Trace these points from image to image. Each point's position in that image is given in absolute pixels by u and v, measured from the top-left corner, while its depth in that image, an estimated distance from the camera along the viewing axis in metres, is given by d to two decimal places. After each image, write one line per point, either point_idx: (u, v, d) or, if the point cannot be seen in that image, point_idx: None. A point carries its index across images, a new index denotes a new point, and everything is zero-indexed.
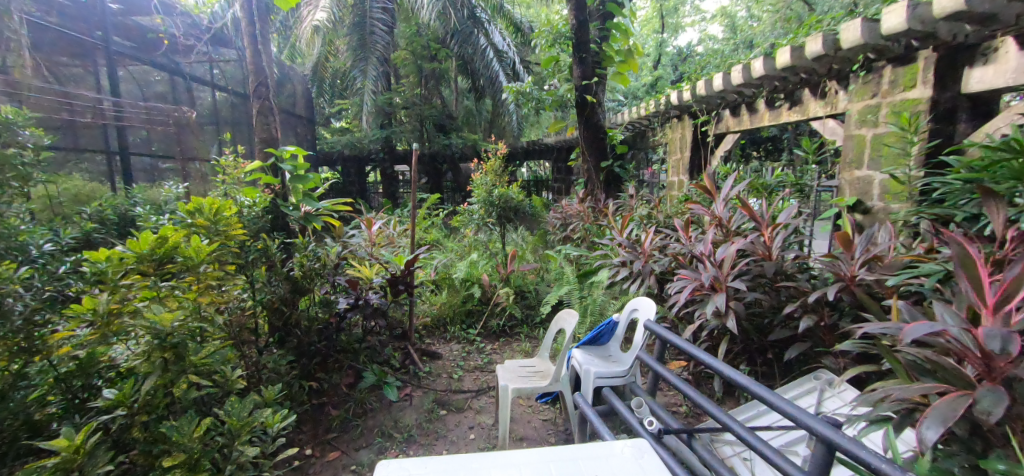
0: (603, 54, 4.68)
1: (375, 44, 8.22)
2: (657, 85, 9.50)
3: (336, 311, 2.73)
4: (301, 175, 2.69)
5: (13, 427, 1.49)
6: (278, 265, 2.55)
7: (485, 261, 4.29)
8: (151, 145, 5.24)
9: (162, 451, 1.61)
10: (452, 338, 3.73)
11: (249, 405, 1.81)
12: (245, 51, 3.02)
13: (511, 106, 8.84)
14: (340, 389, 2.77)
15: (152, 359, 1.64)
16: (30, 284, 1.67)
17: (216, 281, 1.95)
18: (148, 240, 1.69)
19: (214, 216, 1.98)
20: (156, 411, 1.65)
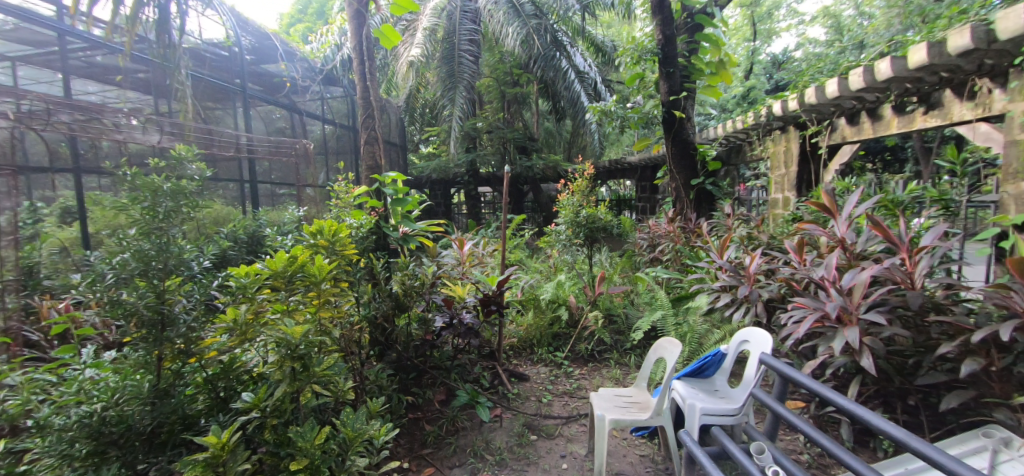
0: (692, 68, 4.49)
1: (462, 73, 8.57)
2: (750, 96, 8.90)
3: (432, 330, 2.88)
4: (401, 198, 2.93)
5: (172, 422, 1.77)
6: (382, 282, 2.76)
7: (571, 282, 4.24)
8: (272, 174, 5.95)
9: (286, 457, 1.76)
10: (539, 360, 3.71)
11: (361, 416, 1.92)
12: (358, 88, 3.35)
13: (593, 126, 8.77)
14: (433, 405, 2.89)
15: (283, 369, 1.81)
16: (190, 293, 1.85)
17: (334, 297, 2.13)
18: (281, 259, 1.90)
19: (332, 237, 2.19)
20: (285, 417, 1.82)
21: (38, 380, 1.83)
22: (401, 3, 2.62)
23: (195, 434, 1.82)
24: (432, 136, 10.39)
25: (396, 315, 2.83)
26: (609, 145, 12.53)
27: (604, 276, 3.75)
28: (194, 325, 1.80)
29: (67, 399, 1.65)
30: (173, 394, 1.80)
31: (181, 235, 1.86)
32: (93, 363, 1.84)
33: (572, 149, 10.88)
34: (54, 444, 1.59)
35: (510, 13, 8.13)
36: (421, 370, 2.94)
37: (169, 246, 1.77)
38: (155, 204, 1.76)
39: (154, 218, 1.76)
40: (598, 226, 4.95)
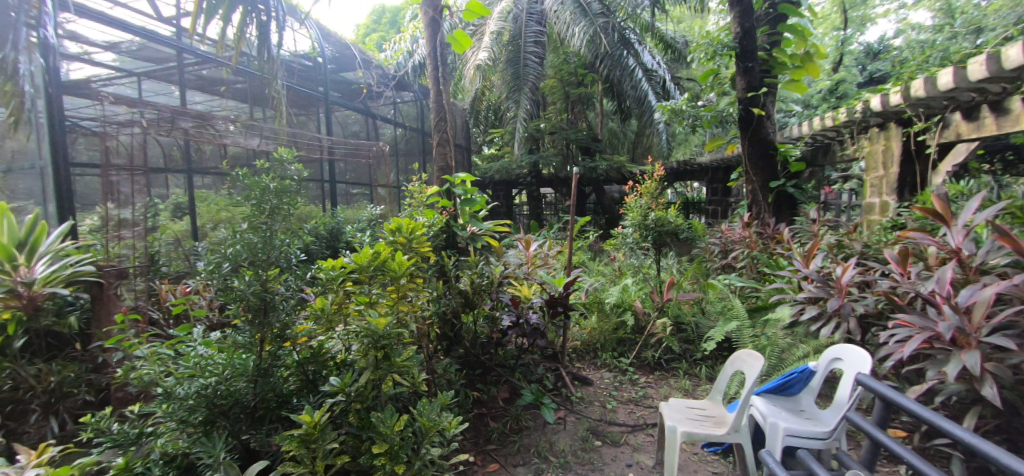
0: (773, 61, 4.20)
1: (528, 75, 8.59)
2: (839, 91, 8.15)
3: (499, 328, 2.92)
4: (471, 198, 3.04)
5: (270, 398, 2.01)
6: (452, 280, 2.84)
7: (636, 287, 4.12)
8: (346, 174, 6.30)
9: (369, 440, 1.88)
10: (603, 365, 3.64)
11: (436, 407, 1.99)
12: (431, 92, 3.47)
13: (661, 126, 8.44)
14: (498, 403, 2.91)
15: (368, 356, 1.94)
16: (288, 282, 2.06)
17: (413, 291, 2.24)
18: (367, 254, 2.02)
19: (410, 234, 2.31)
20: (368, 403, 1.94)
21: (160, 352, 2.10)
22: (471, 9, 2.65)
23: (288, 411, 2.03)
24: (495, 137, 10.47)
25: (465, 312, 2.90)
26: (677, 146, 12.06)
27: (673, 281, 3.61)
28: (292, 311, 2.03)
29: (186, 372, 1.89)
30: (274, 373, 2.04)
31: (282, 230, 2.06)
32: (202, 339, 2.07)
33: (639, 150, 10.55)
34: (177, 410, 1.84)
35: (577, 12, 8.04)
36: (487, 367, 2.99)
37: (272, 240, 1.98)
38: (263, 201, 1.97)
39: (261, 213, 1.97)
40: (667, 229, 4.74)
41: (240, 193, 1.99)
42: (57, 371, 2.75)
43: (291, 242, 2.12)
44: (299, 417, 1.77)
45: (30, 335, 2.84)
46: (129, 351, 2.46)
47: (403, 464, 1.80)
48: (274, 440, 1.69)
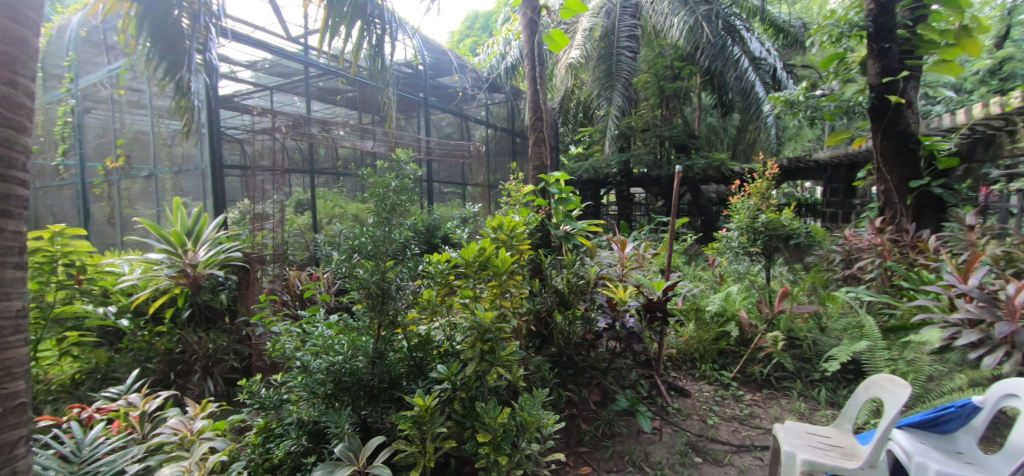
0: (918, 41, 3.61)
1: (621, 71, 8.12)
2: (1001, 72, 6.84)
3: (594, 330, 2.85)
4: (565, 198, 3.05)
5: (384, 380, 2.20)
6: (549, 278, 2.89)
7: (742, 296, 3.82)
8: (440, 173, 6.58)
9: (473, 429, 1.96)
10: (701, 377, 3.39)
11: (537, 403, 2.02)
12: (528, 92, 3.51)
13: (771, 119, 7.72)
14: (589, 405, 2.85)
15: (475, 348, 2.04)
16: (402, 273, 2.28)
17: (512, 288, 2.37)
18: (474, 250, 2.25)
19: (512, 232, 2.45)
20: (472, 392, 2.04)
21: (293, 329, 2.40)
22: (570, 6, 2.62)
23: (399, 394, 2.21)
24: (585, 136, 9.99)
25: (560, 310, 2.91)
26: (787, 141, 10.91)
27: (786, 291, 3.28)
28: (407, 302, 2.25)
29: (316, 349, 2.13)
30: (388, 356, 2.23)
31: (399, 224, 2.32)
32: (327, 320, 2.34)
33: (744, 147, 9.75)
34: (309, 382, 2.07)
35: (676, 2, 7.59)
36: (581, 369, 2.96)
37: (393, 233, 2.25)
38: (387, 199, 2.25)
39: (385, 210, 2.26)
40: (783, 232, 4.15)
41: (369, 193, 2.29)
42: (212, 342, 3.21)
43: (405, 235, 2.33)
44: (412, 400, 1.90)
45: (193, 309, 3.39)
46: (268, 328, 2.81)
47: (504, 455, 1.84)
48: (391, 418, 1.84)
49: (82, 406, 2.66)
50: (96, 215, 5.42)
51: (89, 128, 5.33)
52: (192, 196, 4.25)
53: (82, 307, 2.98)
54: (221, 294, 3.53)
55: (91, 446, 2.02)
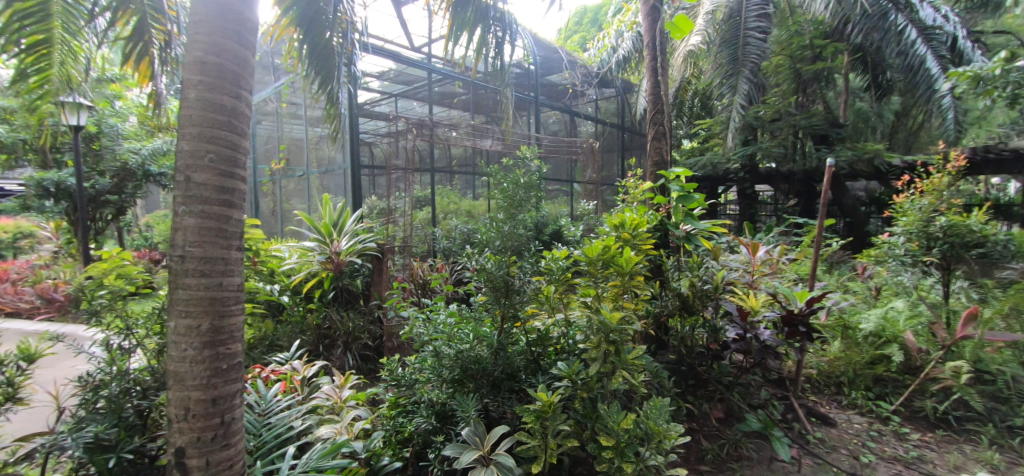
0: None
1: (748, 55, 6.89)
2: None
3: (721, 340, 2.66)
4: (687, 195, 2.85)
5: (508, 372, 2.30)
6: (670, 281, 2.76)
7: (907, 314, 3.14)
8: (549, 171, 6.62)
9: (594, 431, 1.95)
10: (850, 405, 2.94)
11: (664, 412, 1.92)
12: (647, 83, 3.31)
13: (948, 101, 6.35)
14: (711, 421, 2.64)
15: (599, 349, 2.02)
16: (524, 269, 2.37)
17: (636, 288, 2.30)
18: (598, 248, 2.19)
19: (633, 230, 2.39)
20: (593, 393, 2.03)
21: (419, 315, 2.61)
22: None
23: (520, 386, 2.29)
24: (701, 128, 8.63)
25: (681, 316, 2.77)
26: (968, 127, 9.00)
27: (975, 311, 2.71)
28: (529, 298, 2.34)
29: (447, 337, 2.30)
30: (509, 348, 2.33)
31: (522, 221, 2.43)
32: (449, 309, 2.54)
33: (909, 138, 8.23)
34: (440, 367, 2.25)
35: None
36: (704, 380, 2.78)
37: (518, 229, 2.37)
38: (515, 195, 2.40)
39: (513, 204, 2.40)
40: (971, 240, 3.32)
41: (501, 191, 2.45)
42: (351, 321, 3.63)
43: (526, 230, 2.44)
44: (536, 395, 1.95)
45: (336, 291, 3.86)
46: (398, 312, 3.07)
47: (628, 463, 1.80)
48: (517, 410, 1.90)
49: (259, 366, 3.17)
50: (264, 208, 6.42)
51: (261, 136, 6.34)
52: (336, 193, 4.98)
53: (255, 284, 3.53)
54: (358, 279, 3.93)
55: (269, 401, 2.41)
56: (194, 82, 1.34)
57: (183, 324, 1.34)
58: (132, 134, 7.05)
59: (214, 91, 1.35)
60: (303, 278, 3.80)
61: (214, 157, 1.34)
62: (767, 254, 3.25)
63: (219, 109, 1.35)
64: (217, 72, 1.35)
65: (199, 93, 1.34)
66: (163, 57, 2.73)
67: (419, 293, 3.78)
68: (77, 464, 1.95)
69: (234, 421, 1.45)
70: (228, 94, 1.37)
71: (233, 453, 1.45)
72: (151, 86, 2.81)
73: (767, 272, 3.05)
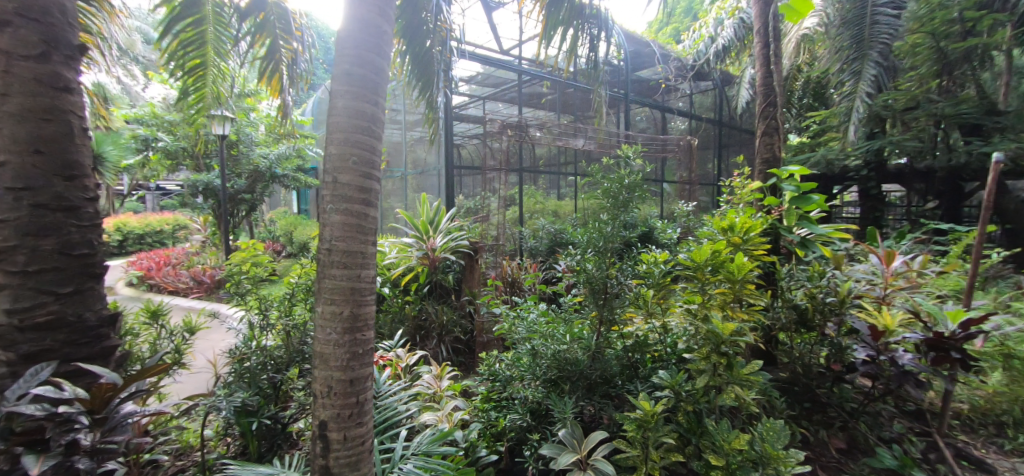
0: None
1: (879, 35, 6.13)
2: None
3: (847, 362, 2.36)
4: (804, 196, 2.58)
5: (606, 377, 2.25)
6: (785, 292, 2.53)
7: None
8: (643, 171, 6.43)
9: (699, 447, 1.85)
10: (1015, 451, 2.45)
11: (783, 435, 1.76)
12: (758, 73, 3.01)
13: None
14: (829, 451, 2.35)
15: (709, 360, 1.92)
16: (624, 271, 2.32)
17: (748, 296, 2.15)
18: (707, 251, 2.06)
19: (744, 234, 2.22)
20: (698, 407, 1.92)
21: (511, 313, 2.67)
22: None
23: (617, 391, 2.24)
24: (813, 122, 7.68)
25: (796, 331, 2.51)
26: None
27: None
28: (628, 302, 2.33)
29: (545, 337, 2.31)
30: (605, 352, 2.29)
31: (623, 222, 2.37)
32: (541, 309, 2.57)
33: None
34: (537, 365, 2.27)
35: None
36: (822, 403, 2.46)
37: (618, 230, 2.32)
38: (619, 194, 2.35)
39: (617, 205, 2.35)
40: None
41: (603, 191, 2.41)
42: (445, 314, 3.83)
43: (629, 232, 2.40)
44: (637, 403, 1.89)
45: (431, 285, 4.09)
46: (491, 308, 3.15)
47: None
48: (618, 417, 1.84)
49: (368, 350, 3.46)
50: None
51: None
52: (433, 193, 5.30)
53: None
54: (449, 274, 4.11)
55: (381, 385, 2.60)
56: (341, 92, 1.48)
57: (329, 310, 1.46)
58: (262, 142, 8.04)
59: (358, 99, 1.48)
60: (402, 273, 4.06)
61: (357, 160, 1.48)
62: (902, 264, 2.82)
63: (362, 116, 1.49)
64: (362, 82, 1.49)
65: (346, 101, 1.48)
66: (290, 72, 3.16)
67: (507, 290, 3.87)
68: (227, 423, 2.27)
69: (366, 402, 1.55)
70: (370, 102, 1.50)
71: (365, 431, 1.55)
72: (280, 100, 3.25)
73: (903, 285, 2.63)
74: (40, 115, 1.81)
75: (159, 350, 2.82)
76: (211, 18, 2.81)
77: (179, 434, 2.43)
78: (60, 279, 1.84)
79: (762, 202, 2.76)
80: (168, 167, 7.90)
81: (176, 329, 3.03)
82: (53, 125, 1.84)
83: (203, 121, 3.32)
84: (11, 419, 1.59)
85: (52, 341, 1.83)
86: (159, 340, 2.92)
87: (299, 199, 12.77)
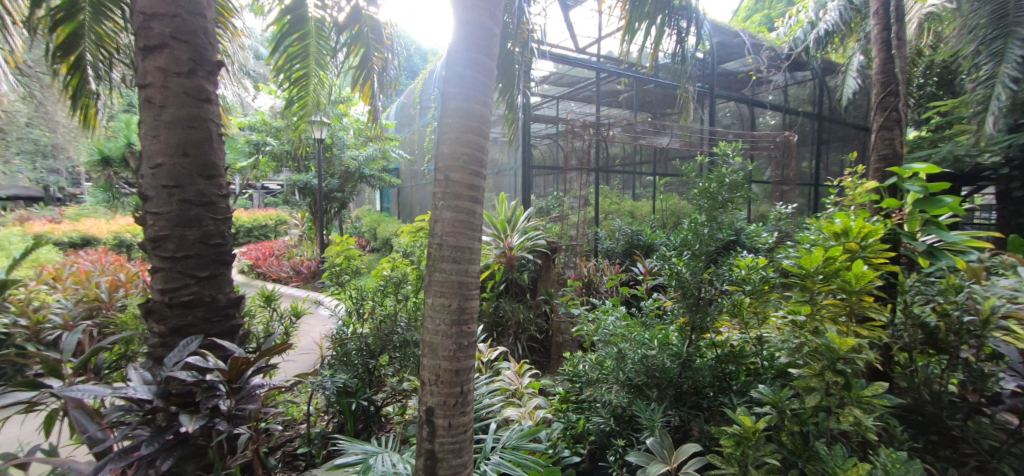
0: None
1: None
2: None
3: (989, 392, 2.03)
4: (932, 198, 2.24)
5: (699, 387, 2.15)
6: (909, 307, 2.23)
7: None
8: None
9: (805, 471, 1.70)
10: None
11: (910, 467, 1.56)
12: (875, 60, 2.69)
13: None
14: None
15: (823, 377, 1.75)
16: (721, 275, 2.18)
17: (868, 310, 1.92)
18: (821, 257, 1.87)
19: (863, 240, 2.00)
20: (806, 427, 1.77)
21: (589, 316, 2.65)
22: None
23: (708, 403, 2.12)
24: (938, 112, 6.69)
25: (922, 352, 2.20)
26: None
27: None
28: (723, 309, 2.21)
29: (634, 341, 2.25)
30: (696, 361, 2.18)
31: (723, 225, 2.24)
32: (621, 312, 2.52)
33: None
34: (622, 370, 2.21)
35: None
36: (953, 438, 2.07)
37: (716, 233, 2.19)
38: (717, 194, 2.22)
39: (715, 205, 2.22)
40: None
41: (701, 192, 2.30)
42: (521, 312, 3.87)
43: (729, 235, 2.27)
44: (736, 417, 1.77)
45: (507, 283, 4.16)
46: (569, 308, 3.15)
47: None
48: (713, 431, 1.74)
49: None
50: None
51: None
52: (511, 192, 5.38)
53: None
54: (525, 273, 4.18)
55: None
56: (454, 94, 1.54)
57: (438, 302, 1.54)
58: (353, 144, 8.66)
59: (469, 101, 1.54)
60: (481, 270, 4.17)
61: (467, 159, 1.54)
62: None
63: (473, 116, 1.54)
64: (473, 84, 1.54)
65: (458, 102, 1.54)
66: (381, 79, 3.37)
67: (584, 292, 3.85)
68: (328, 402, 2.47)
69: (470, 393, 1.60)
70: (481, 103, 1.55)
71: (468, 420, 1.60)
72: (370, 106, 3.50)
73: None
74: (186, 123, 2.10)
75: (271, 331, 3.15)
76: (313, 33, 3.09)
77: (287, 408, 2.69)
78: (200, 265, 2.12)
79: (877, 205, 2.46)
80: (272, 168, 8.75)
81: (284, 313, 3.36)
82: (197, 131, 2.12)
83: (304, 128, 3.67)
84: (169, 382, 1.87)
85: (193, 318, 2.11)
86: (270, 323, 3.26)
87: (381, 197, 13.60)
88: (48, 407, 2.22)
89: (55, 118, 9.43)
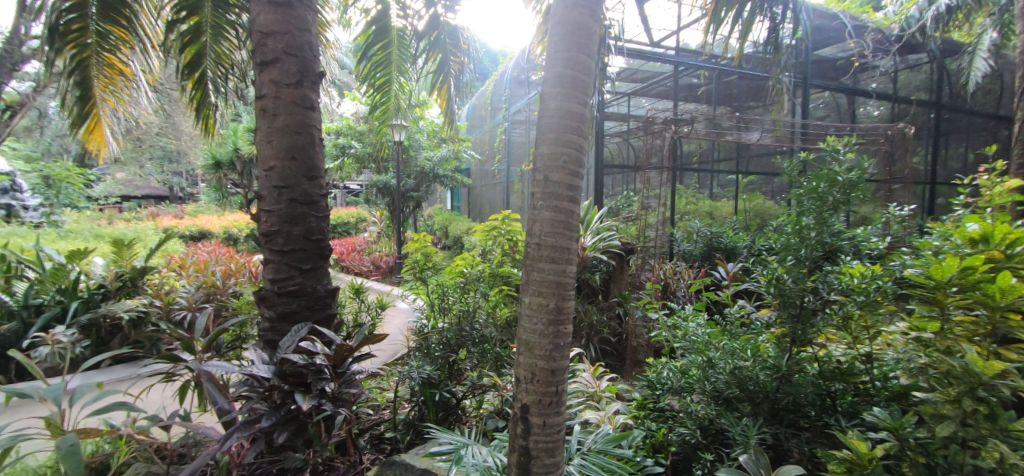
0: None
1: None
2: None
3: None
4: None
5: (801, 404, 1.97)
6: None
7: None
8: None
9: None
10: None
11: None
12: None
13: None
14: None
15: (960, 404, 1.53)
16: (826, 283, 1.98)
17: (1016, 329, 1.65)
18: (955, 267, 1.63)
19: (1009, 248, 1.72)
20: (933, 460, 1.55)
21: (668, 322, 2.55)
22: None
23: (809, 422, 1.94)
24: None
25: None
26: None
27: None
28: (830, 322, 2.01)
29: (726, 350, 2.12)
30: (796, 377, 2.00)
31: (835, 227, 2.04)
32: (705, 319, 2.40)
33: None
34: (710, 380, 2.09)
35: None
36: None
37: (822, 236, 2.00)
38: (825, 194, 2.03)
39: (824, 205, 2.03)
40: None
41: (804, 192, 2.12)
42: (594, 314, 3.80)
43: (838, 239, 2.06)
44: (848, 440, 1.60)
45: (579, 284, 4.11)
46: (644, 312, 3.04)
47: None
48: (821, 455, 1.59)
49: None
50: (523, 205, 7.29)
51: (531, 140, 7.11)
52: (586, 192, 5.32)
53: None
54: (597, 274, 4.11)
55: None
56: (553, 94, 1.54)
57: (536, 301, 1.55)
58: (428, 146, 9.02)
59: (570, 100, 1.53)
60: None
61: (567, 158, 1.53)
62: None
63: (574, 116, 1.54)
64: (572, 84, 1.53)
65: (558, 103, 1.53)
66: (457, 82, 3.49)
67: (660, 295, 3.70)
68: (413, 391, 2.54)
69: (562, 394, 1.60)
70: (582, 102, 1.54)
71: (561, 421, 1.60)
72: (446, 108, 3.64)
73: None
74: (294, 129, 2.31)
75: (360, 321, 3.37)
76: (395, 42, 3.37)
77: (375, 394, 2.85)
78: (304, 257, 2.33)
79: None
80: (357, 170, 9.32)
81: (370, 304, 3.58)
82: (302, 137, 2.33)
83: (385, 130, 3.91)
84: (283, 363, 2.05)
85: (297, 306, 2.32)
86: (358, 313, 3.49)
87: (454, 197, 14.02)
88: (184, 377, 2.56)
89: (181, 128, 10.82)
